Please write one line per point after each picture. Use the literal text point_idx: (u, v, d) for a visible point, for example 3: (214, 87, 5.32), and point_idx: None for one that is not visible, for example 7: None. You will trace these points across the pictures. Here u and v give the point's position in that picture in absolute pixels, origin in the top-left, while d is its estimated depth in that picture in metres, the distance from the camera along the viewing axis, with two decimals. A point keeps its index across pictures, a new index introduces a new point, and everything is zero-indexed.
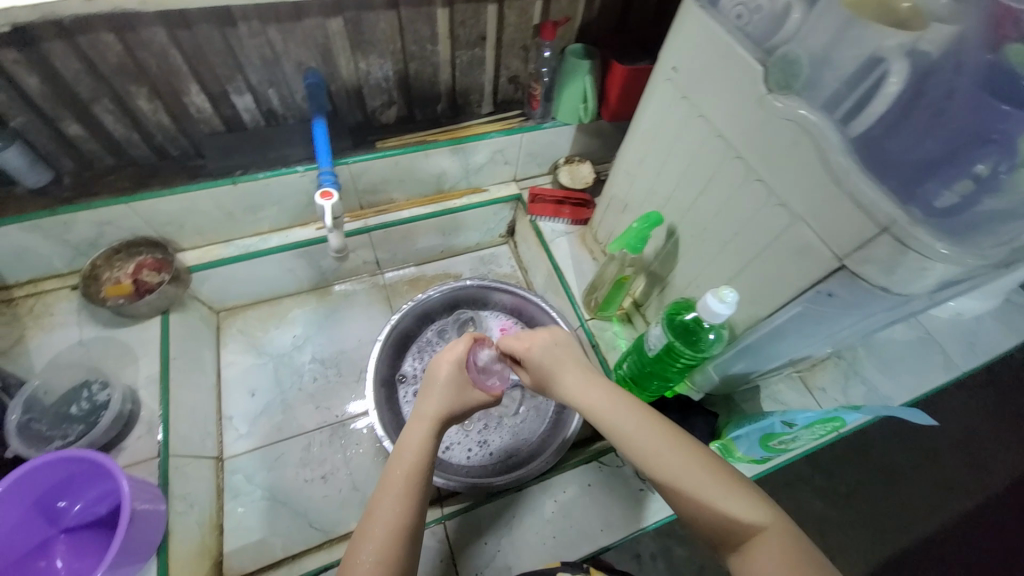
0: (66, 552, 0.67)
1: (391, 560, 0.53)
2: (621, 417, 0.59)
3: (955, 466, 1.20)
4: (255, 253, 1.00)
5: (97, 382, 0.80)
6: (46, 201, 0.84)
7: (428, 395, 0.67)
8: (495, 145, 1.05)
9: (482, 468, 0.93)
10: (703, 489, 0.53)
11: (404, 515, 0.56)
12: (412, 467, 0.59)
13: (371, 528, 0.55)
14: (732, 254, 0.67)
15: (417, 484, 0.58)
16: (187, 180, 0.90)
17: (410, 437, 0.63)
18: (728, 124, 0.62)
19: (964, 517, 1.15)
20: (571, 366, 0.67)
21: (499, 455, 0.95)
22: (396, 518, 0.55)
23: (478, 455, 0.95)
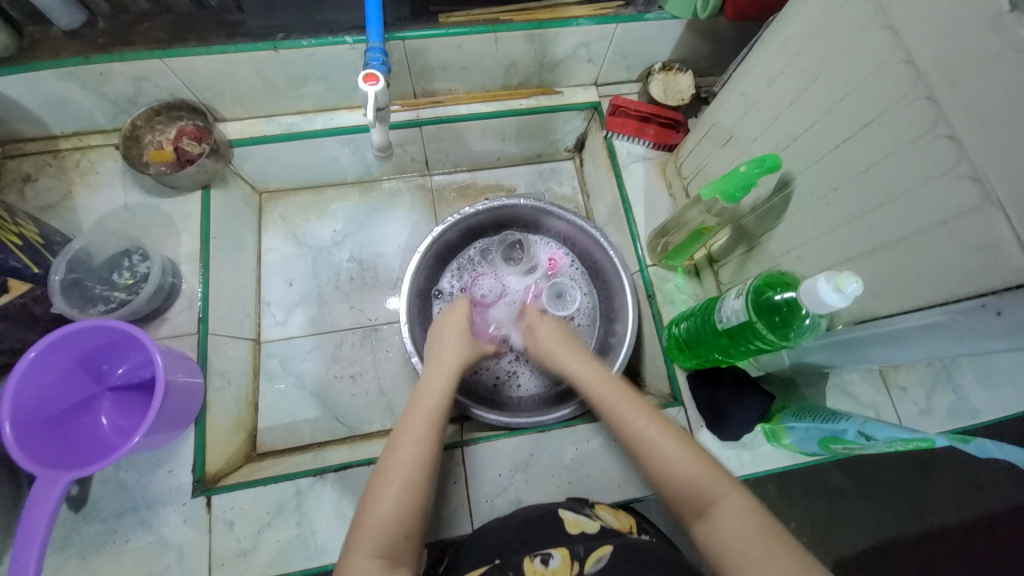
0: (110, 409, 0.71)
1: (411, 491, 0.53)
2: (594, 378, 0.66)
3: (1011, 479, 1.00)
4: (299, 135, 0.91)
5: (137, 254, 0.80)
6: (79, 45, 0.77)
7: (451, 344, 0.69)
8: (582, 35, 0.85)
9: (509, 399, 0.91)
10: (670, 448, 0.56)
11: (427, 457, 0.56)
12: (433, 410, 0.60)
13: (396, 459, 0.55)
14: (867, 228, 0.52)
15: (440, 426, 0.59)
16: (227, 39, 0.78)
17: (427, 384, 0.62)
18: (928, 47, 0.43)
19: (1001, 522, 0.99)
20: (575, 351, 0.71)
21: (525, 389, 0.93)
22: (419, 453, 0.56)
23: (504, 383, 0.93)
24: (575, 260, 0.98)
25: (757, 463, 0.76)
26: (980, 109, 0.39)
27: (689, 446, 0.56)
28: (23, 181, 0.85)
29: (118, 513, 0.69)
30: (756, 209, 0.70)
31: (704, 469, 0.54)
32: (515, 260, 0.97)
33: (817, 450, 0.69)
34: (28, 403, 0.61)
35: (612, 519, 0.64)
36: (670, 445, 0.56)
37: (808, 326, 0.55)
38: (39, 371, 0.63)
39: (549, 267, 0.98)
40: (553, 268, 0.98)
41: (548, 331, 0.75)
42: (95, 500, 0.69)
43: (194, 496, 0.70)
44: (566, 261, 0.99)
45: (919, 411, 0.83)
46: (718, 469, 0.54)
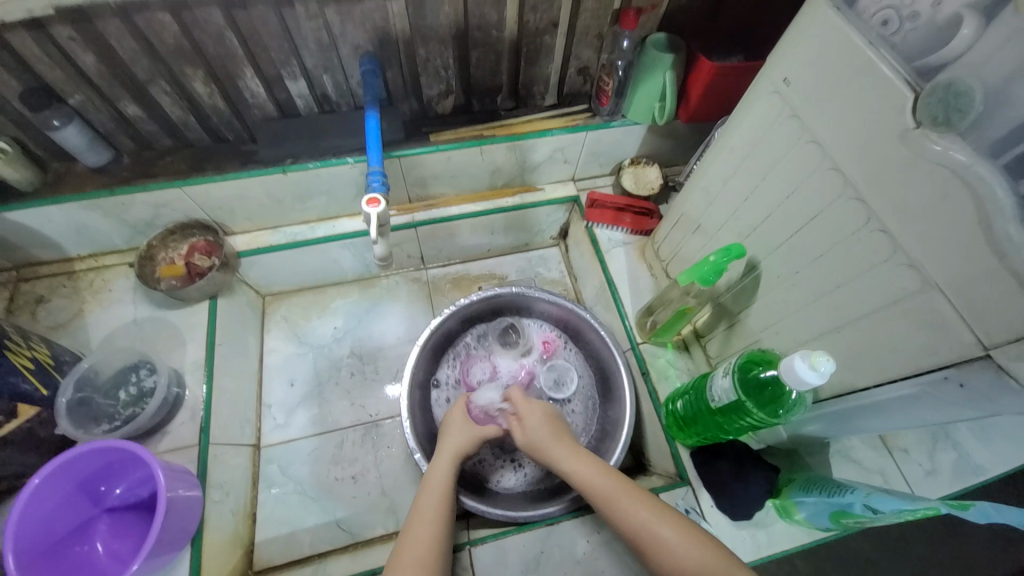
0: (105, 534, 0.69)
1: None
2: (580, 470, 0.67)
3: None
4: (303, 243, 0.98)
5: (145, 368, 0.82)
6: (106, 180, 0.85)
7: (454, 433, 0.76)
8: (557, 143, 0.97)
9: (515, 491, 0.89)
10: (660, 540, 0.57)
11: (435, 535, 0.61)
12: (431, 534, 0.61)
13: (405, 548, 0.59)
14: (831, 307, 0.57)
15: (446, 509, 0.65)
16: (240, 166, 0.87)
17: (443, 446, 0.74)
18: (849, 158, 0.51)
19: None
20: (557, 438, 0.73)
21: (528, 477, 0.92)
22: (426, 538, 0.60)
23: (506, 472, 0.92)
24: (569, 341, 1.02)
25: (773, 544, 0.74)
26: (903, 209, 0.46)
27: (656, 510, 0.60)
28: (36, 303, 0.89)
29: None
30: (731, 289, 0.75)
31: (681, 531, 0.57)
32: (511, 344, 1.00)
33: (830, 524, 0.68)
34: (28, 533, 0.61)
35: None
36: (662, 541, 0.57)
37: (796, 402, 0.58)
38: (42, 499, 0.63)
39: (544, 350, 1.01)
40: (548, 350, 1.01)
41: (535, 420, 0.75)
42: None
43: None
44: (560, 342, 1.03)
45: (925, 473, 0.83)
46: (695, 532, 0.57)
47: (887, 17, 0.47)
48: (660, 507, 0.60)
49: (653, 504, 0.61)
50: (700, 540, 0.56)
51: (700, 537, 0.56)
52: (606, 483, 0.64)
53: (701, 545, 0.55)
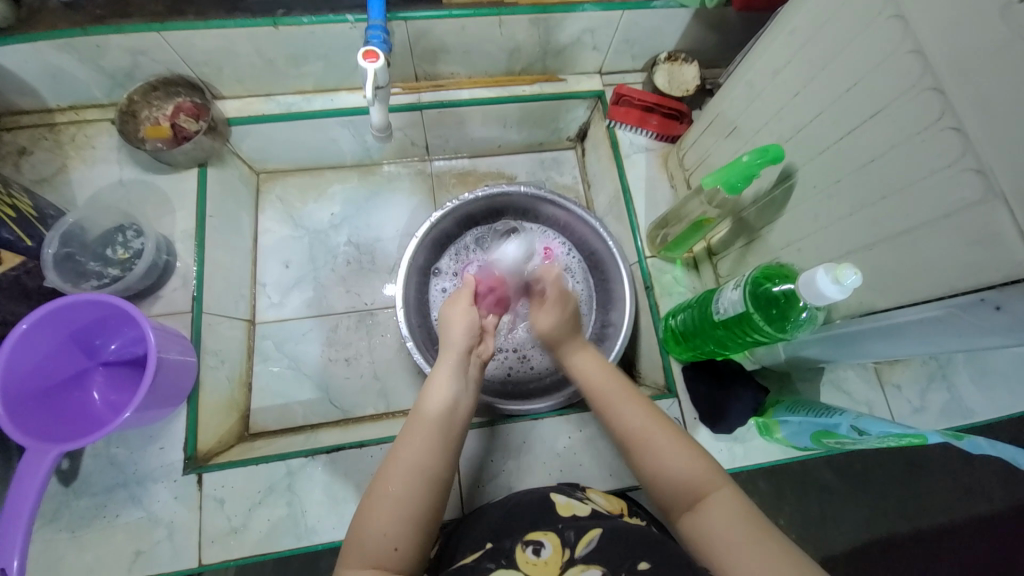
0: (102, 384, 0.71)
1: (413, 493, 0.54)
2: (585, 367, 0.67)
3: (988, 474, 1.01)
4: (298, 115, 0.90)
5: (131, 229, 0.79)
6: (75, 16, 0.76)
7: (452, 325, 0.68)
8: (588, 22, 0.84)
9: (500, 385, 0.91)
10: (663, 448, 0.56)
11: (433, 454, 0.56)
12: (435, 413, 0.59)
13: (397, 464, 0.55)
14: (869, 220, 0.51)
15: (449, 430, 0.59)
16: (225, 13, 0.77)
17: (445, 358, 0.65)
18: (938, 35, 0.42)
19: (974, 519, 1.00)
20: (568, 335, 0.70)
21: (517, 379, 0.93)
22: (419, 457, 0.56)
23: (497, 372, 0.93)
24: (570, 247, 0.98)
25: (748, 456, 0.76)
26: (989, 101, 0.39)
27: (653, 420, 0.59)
28: (17, 153, 0.83)
29: (108, 487, 0.69)
30: (757, 202, 0.69)
31: (678, 444, 0.56)
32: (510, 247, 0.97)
33: (809, 443, 0.69)
34: (20, 375, 0.61)
35: (602, 502, 0.64)
36: (661, 449, 0.56)
37: (804, 319, 0.55)
38: (32, 343, 0.62)
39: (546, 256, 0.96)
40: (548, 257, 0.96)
41: (561, 311, 0.69)
42: (85, 474, 0.69)
43: (186, 473, 0.70)
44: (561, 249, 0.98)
45: (913, 410, 0.83)
46: (690, 448, 0.56)
47: None
48: (660, 419, 0.59)
49: (652, 412, 0.60)
50: (698, 455, 0.55)
51: (694, 449, 0.56)
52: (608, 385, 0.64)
53: (695, 458, 0.55)
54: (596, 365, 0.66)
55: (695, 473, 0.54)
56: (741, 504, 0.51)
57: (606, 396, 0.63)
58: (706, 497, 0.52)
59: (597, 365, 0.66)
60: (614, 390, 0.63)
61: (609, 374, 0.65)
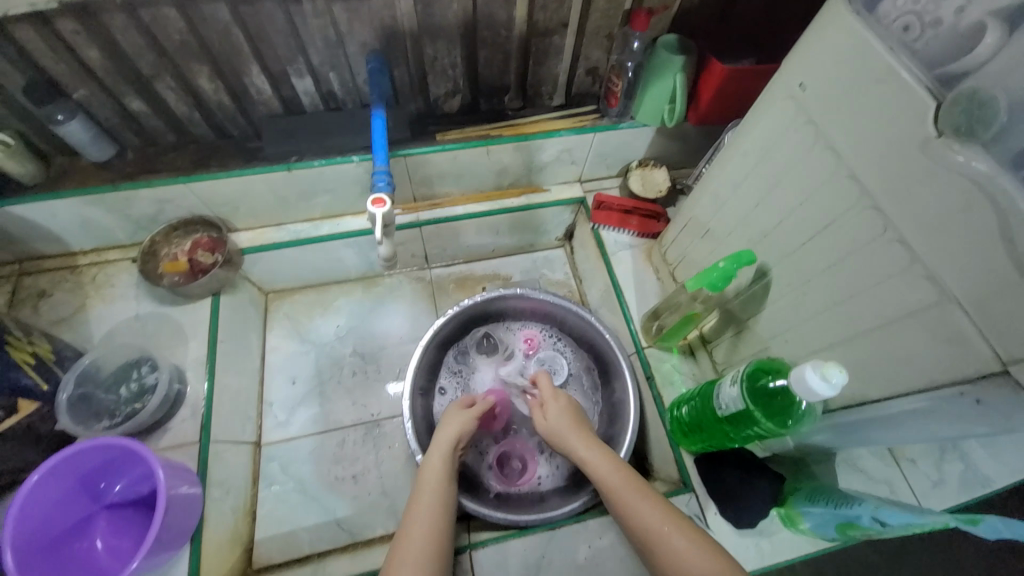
0: (105, 530, 0.69)
1: None
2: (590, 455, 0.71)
3: None
4: (307, 240, 0.97)
5: (146, 364, 0.82)
6: (108, 174, 0.85)
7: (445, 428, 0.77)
8: (564, 144, 0.96)
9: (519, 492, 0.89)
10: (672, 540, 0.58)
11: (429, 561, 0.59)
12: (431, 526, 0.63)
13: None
14: (843, 316, 0.56)
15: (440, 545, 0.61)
16: (244, 163, 0.87)
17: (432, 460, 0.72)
18: (865, 164, 0.50)
19: None
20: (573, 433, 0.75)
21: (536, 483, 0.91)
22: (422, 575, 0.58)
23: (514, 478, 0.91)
24: (555, 335, 1.03)
25: (776, 552, 0.74)
26: (922, 220, 0.45)
27: (667, 517, 0.60)
28: (38, 297, 0.88)
29: None
30: (739, 295, 0.74)
31: (687, 534, 0.58)
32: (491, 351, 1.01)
33: (836, 535, 0.67)
34: (24, 531, 0.60)
35: None
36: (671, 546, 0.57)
37: (805, 411, 0.57)
38: (39, 495, 0.62)
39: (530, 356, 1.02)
40: (532, 347, 1.02)
41: (556, 407, 0.80)
42: None
43: None
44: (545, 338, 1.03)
45: (932, 484, 0.82)
46: (705, 540, 0.57)
47: (908, 23, 0.47)
48: (675, 515, 0.60)
49: (661, 504, 0.62)
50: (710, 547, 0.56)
51: (717, 552, 0.56)
52: (614, 477, 0.67)
53: (717, 560, 0.55)
54: (606, 459, 0.69)
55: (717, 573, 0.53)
56: None
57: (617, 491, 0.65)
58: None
59: (606, 456, 0.70)
60: (624, 486, 0.65)
61: (618, 466, 0.68)
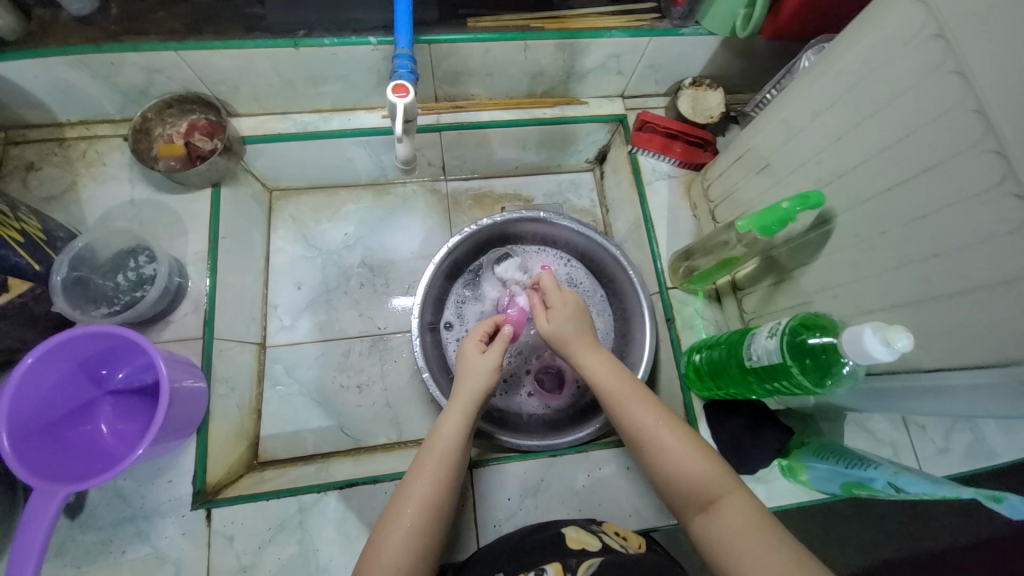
0: (109, 415, 0.69)
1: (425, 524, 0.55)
2: (591, 360, 0.66)
3: None
4: (315, 134, 0.88)
5: (144, 254, 0.77)
6: (90, 32, 0.74)
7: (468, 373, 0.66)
8: (614, 48, 0.82)
9: (535, 419, 0.90)
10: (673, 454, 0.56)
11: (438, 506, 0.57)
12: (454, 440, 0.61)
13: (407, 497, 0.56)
14: (917, 277, 0.49)
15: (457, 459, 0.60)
16: (244, 33, 0.75)
17: (458, 397, 0.64)
18: (1002, 94, 0.40)
19: None
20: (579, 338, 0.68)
21: (554, 410, 0.91)
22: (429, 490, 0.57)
23: (532, 404, 0.91)
24: (569, 260, 0.97)
25: (772, 498, 0.74)
26: None
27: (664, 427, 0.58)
28: (24, 170, 0.81)
29: (115, 522, 0.67)
30: (789, 242, 0.67)
31: (693, 449, 0.56)
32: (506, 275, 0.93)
33: (837, 490, 0.67)
34: (25, 411, 0.59)
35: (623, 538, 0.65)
36: (674, 457, 0.56)
37: (846, 373, 0.52)
38: (35, 379, 0.60)
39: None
40: (547, 276, 0.96)
41: (564, 312, 0.70)
42: (92, 508, 0.67)
43: (194, 508, 0.68)
44: (559, 265, 0.97)
45: (936, 452, 0.81)
46: (710, 453, 0.56)
47: None
48: (670, 419, 0.59)
49: (665, 414, 0.59)
50: (709, 458, 0.55)
51: (711, 456, 0.56)
52: (620, 384, 0.63)
53: (709, 463, 0.55)
54: (608, 368, 0.65)
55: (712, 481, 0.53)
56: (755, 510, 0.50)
57: (618, 398, 0.62)
58: (722, 501, 0.52)
59: (610, 362, 0.66)
60: (627, 394, 0.62)
61: (623, 377, 0.63)
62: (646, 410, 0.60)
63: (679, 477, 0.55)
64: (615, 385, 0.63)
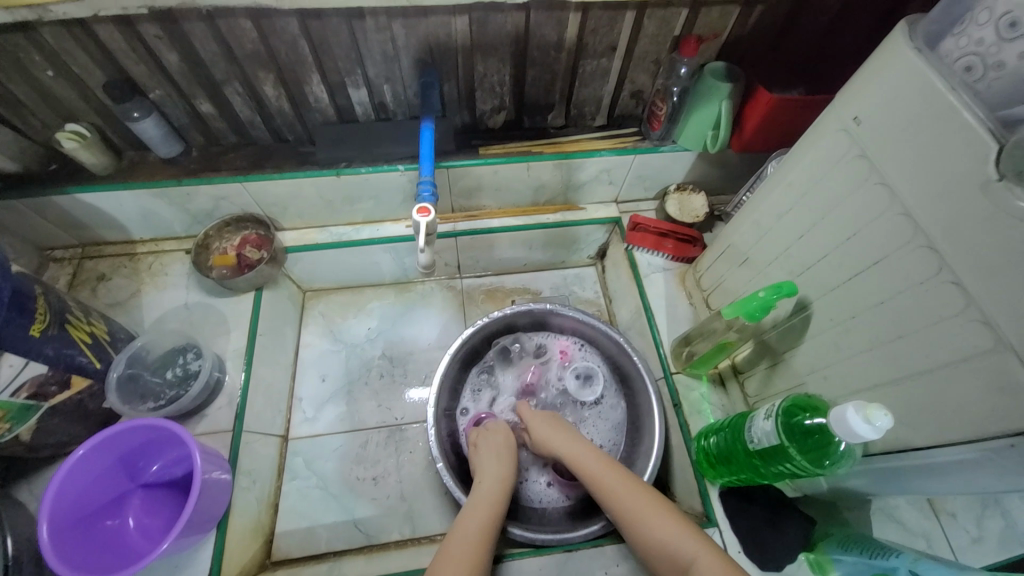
0: (138, 508, 0.72)
1: None
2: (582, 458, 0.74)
3: None
4: (348, 243, 1.01)
5: (192, 352, 0.85)
6: (173, 170, 0.91)
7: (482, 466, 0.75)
8: (604, 164, 0.97)
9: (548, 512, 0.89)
10: (660, 529, 0.61)
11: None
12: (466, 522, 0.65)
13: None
14: (891, 357, 0.54)
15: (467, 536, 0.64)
16: (296, 166, 0.91)
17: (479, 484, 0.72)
18: (920, 202, 0.49)
19: None
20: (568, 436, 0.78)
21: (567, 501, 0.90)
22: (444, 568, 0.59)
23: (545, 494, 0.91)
24: (581, 346, 1.03)
25: None
26: (979, 262, 0.44)
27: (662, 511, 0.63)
28: (98, 280, 0.94)
29: None
30: (777, 327, 0.72)
31: (677, 524, 0.61)
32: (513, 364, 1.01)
33: None
34: (64, 504, 0.63)
35: None
36: (662, 533, 0.61)
37: (843, 453, 0.54)
38: (79, 472, 0.65)
39: (558, 363, 1.01)
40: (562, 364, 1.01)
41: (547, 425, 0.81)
42: None
43: None
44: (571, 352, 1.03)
45: (971, 540, 0.77)
46: (693, 528, 0.60)
47: (970, 64, 0.46)
48: (653, 499, 0.65)
49: (648, 494, 0.65)
50: (695, 534, 0.59)
51: (693, 530, 0.60)
52: (603, 471, 0.70)
53: (694, 536, 0.59)
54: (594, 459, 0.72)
55: (698, 548, 0.57)
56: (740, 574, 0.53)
57: (605, 482, 0.69)
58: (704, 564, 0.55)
59: (597, 454, 0.73)
60: (611, 477, 0.69)
61: (607, 466, 0.71)
62: (631, 493, 0.66)
63: (671, 556, 0.59)
64: (600, 473, 0.70)
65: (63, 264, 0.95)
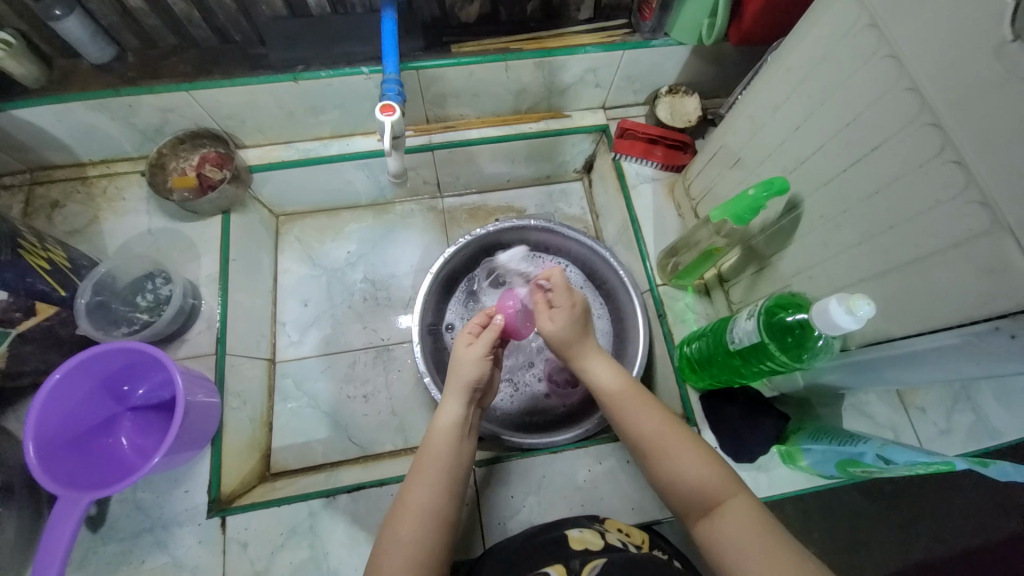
0: (130, 429, 0.73)
1: (423, 533, 0.56)
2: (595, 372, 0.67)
3: None
4: (316, 159, 0.94)
5: (160, 277, 0.83)
6: (110, 79, 0.81)
7: (461, 366, 0.66)
8: (590, 62, 0.88)
9: (534, 421, 0.92)
10: (679, 462, 0.58)
11: (442, 507, 0.59)
12: (447, 449, 0.62)
13: (407, 509, 0.57)
14: (880, 250, 0.52)
15: (452, 465, 0.62)
16: (248, 71, 0.82)
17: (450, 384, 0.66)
18: (931, 73, 0.44)
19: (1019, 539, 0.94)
20: (584, 342, 0.68)
21: (552, 412, 0.93)
22: (429, 500, 0.58)
23: (532, 405, 0.93)
24: (569, 265, 1.00)
25: (774, 485, 0.75)
26: (984, 135, 0.40)
27: (666, 429, 0.60)
28: (51, 207, 0.88)
29: (135, 532, 0.70)
30: (765, 230, 0.70)
31: (698, 459, 0.58)
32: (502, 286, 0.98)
33: (834, 472, 0.68)
34: (51, 426, 0.63)
35: (622, 532, 0.65)
36: (680, 465, 0.58)
37: (821, 347, 0.55)
38: (63, 395, 0.65)
39: None
40: None
41: (571, 313, 0.67)
42: (113, 519, 0.71)
43: (210, 516, 0.71)
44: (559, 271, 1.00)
45: (939, 432, 0.81)
46: (714, 460, 0.58)
47: None
48: (676, 430, 0.60)
49: (669, 423, 0.61)
50: (717, 468, 0.57)
51: (715, 463, 0.57)
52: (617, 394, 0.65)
53: (714, 471, 0.57)
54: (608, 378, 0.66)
55: (714, 484, 0.56)
56: (757, 518, 0.52)
57: (621, 403, 0.64)
58: (726, 505, 0.54)
59: (615, 370, 0.67)
60: (626, 401, 0.64)
61: (625, 388, 0.65)
62: (652, 421, 0.62)
63: (687, 488, 0.57)
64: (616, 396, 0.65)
65: (11, 192, 0.88)
